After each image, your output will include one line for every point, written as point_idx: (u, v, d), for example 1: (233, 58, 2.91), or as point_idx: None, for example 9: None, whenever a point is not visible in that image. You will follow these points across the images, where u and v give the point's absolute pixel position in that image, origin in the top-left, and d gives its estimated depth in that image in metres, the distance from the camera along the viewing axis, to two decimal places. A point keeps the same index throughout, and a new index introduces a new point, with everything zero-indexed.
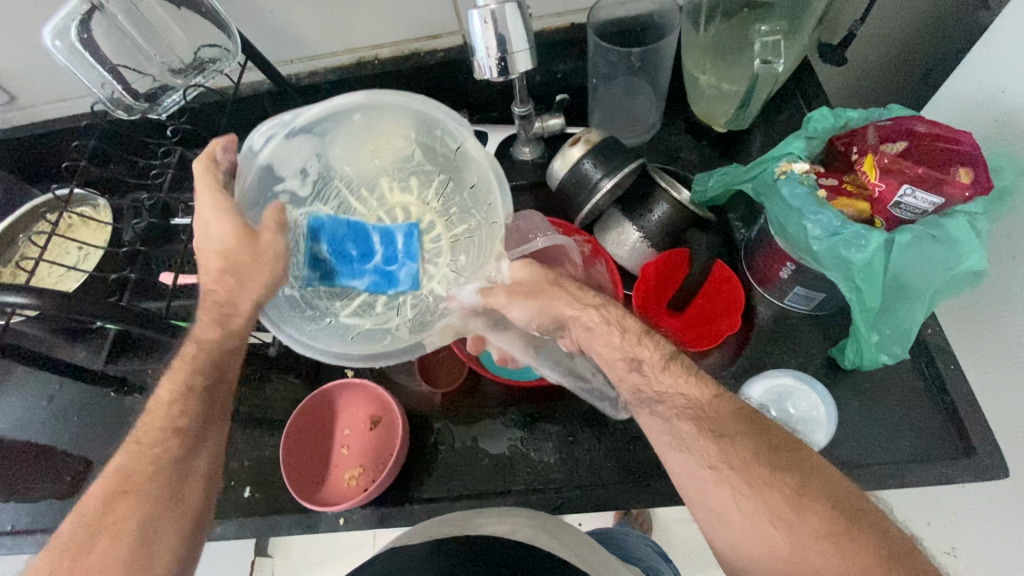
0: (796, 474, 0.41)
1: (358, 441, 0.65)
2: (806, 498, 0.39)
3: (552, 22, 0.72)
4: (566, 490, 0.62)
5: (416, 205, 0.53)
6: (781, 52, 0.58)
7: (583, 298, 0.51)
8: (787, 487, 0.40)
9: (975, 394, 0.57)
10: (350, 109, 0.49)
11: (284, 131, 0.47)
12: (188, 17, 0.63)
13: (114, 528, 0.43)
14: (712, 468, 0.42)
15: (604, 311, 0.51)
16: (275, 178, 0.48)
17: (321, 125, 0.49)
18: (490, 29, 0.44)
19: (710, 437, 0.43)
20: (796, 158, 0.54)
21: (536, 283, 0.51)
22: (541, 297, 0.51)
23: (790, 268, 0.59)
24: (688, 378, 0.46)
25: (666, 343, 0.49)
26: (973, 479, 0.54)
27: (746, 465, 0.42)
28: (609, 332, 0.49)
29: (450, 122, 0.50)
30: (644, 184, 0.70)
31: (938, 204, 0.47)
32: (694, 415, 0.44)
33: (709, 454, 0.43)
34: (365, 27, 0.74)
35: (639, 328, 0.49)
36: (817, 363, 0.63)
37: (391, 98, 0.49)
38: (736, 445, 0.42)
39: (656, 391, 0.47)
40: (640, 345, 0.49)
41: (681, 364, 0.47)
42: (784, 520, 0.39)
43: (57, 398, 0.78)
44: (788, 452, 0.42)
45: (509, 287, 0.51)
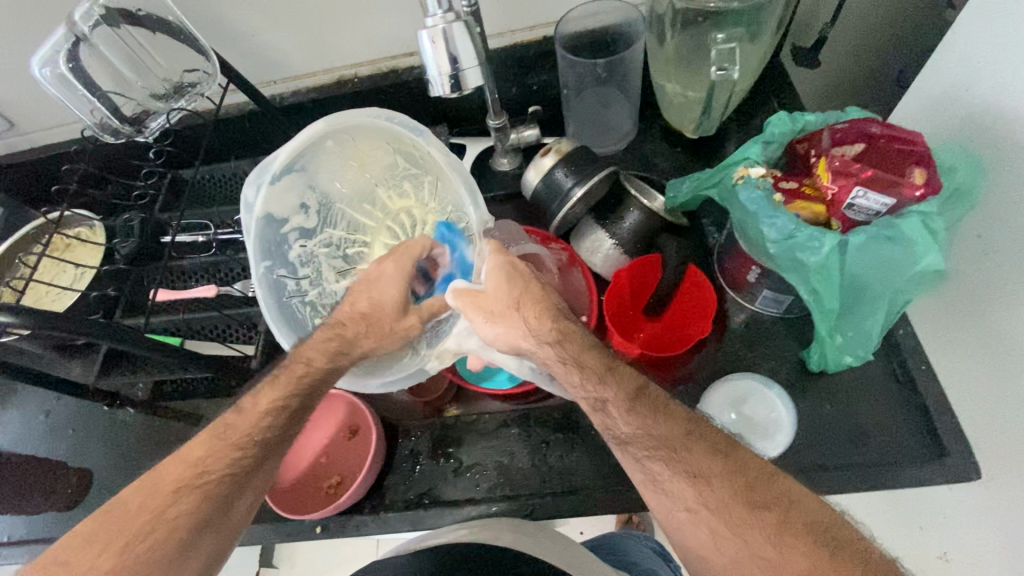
0: (777, 509, 0.41)
1: (337, 450, 0.67)
2: (786, 536, 0.40)
3: (524, 36, 0.74)
4: (539, 495, 0.62)
5: (416, 207, 0.61)
6: (737, 59, 0.59)
7: (540, 325, 0.50)
8: (765, 524, 0.40)
9: (945, 395, 0.58)
10: (322, 138, 0.53)
11: (268, 178, 0.51)
12: (166, 43, 0.66)
13: (160, 482, 0.46)
14: (689, 510, 0.43)
15: (560, 348, 0.49)
16: (275, 221, 0.53)
17: (298, 160, 0.53)
18: (440, 48, 0.46)
19: (685, 480, 0.43)
20: (753, 163, 0.55)
21: (500, 302, 0.51)
22: (501, 320, 0.51)
23: (757, 272, 0.60)
24: (656, 420, 0.46)
25: (629, 381, 0.48)
26: (942, 481, 0.54)
27: (722, 503, 0.42)
28: (566, 371, 0.49)
29: (409, 132, 0.53)
30: (615, 192, 0.71)
31: (890, 204, 0.48)
32: (664, 457, 0.44)
33: (687, 497, 0.43)
34: (343, 46, 0.77)
35: (600, 366, 0.48)
36: (789, 367, 0.63)
37: (351, 118, 0.52)
38: (714, 488, 0.42)
39: (627, 433, 0.46)
40: (602, 385, 0.47)
41: (646, 404, 0.46)
42: (766, 561, 0.40)
43: (54, 412, 0.80)
44: (764, 486, 0.42)
45: (478, 300, 0.51)
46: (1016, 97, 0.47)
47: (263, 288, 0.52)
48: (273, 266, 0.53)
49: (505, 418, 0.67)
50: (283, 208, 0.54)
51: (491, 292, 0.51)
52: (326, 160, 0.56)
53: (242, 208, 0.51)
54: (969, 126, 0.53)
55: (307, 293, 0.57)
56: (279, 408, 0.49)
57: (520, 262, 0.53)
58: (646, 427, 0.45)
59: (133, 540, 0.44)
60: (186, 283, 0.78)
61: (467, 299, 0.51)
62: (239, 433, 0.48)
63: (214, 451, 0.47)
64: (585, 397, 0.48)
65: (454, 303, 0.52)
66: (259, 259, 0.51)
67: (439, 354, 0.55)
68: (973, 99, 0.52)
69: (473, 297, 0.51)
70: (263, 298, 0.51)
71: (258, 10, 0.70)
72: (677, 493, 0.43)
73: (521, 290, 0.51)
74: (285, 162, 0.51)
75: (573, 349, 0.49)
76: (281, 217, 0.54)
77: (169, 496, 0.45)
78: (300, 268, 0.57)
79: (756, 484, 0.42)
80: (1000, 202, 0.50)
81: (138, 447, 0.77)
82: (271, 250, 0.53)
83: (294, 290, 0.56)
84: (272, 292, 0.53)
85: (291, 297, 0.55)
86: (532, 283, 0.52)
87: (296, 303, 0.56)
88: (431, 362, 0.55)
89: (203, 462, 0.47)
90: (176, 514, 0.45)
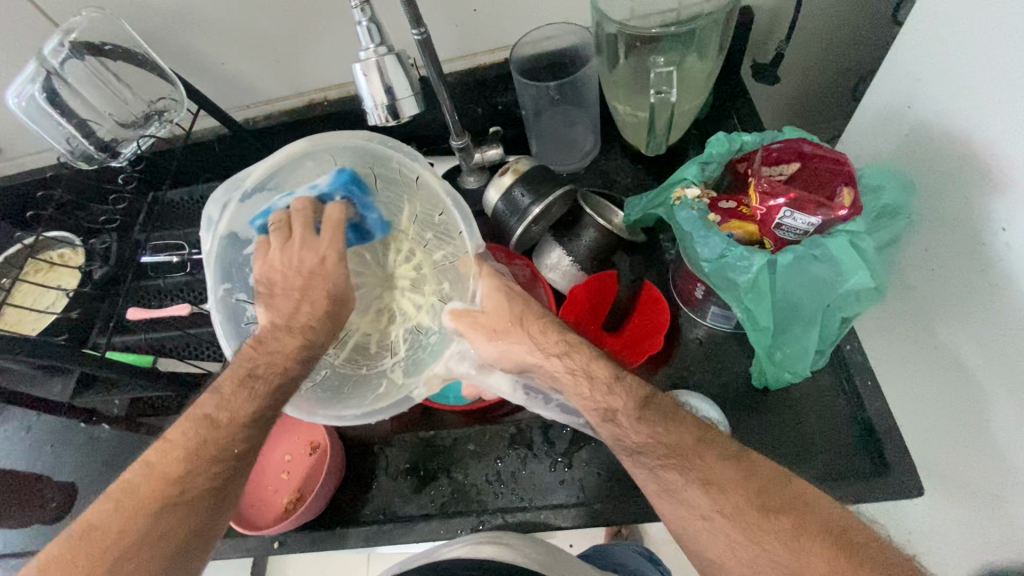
0: (793, 514, 0.42)
1: (299, 467, 0.68)
2: (804, 539, 0.40)
3: (483, 59, 0.76)
4: (492, 512, 0.63)
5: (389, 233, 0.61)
6: (674, 82, 0.60)
7: (547, 340, 0.51)
8: (783, 529, 0.41)
9: (890, 411, 0.58)
10: (300, 158, 0.54)
11: (238, 196, 0.53)
12: (138, 73, 0.70)
13: (141, 498, 0.46)
14: (705, 518, 0.43)
15: (568, 359, 0.51)
16: (240, 242, 0.54)
17: (273, 180, 0.54)
18: (374, 80, 0.48)
19: (699, 488, 0.44)
20: (689, 183, 0.56)
21: (501, 320, 0.52)
22: (503, 337, 0.52)
23: (702, 289, 0.62)
24: (668, 427, 0.46)
25: (639, 387, 0.48)
26: (882, 497, 0.55)
27: (739, 510, 0.43)
28: (575, 382, 0.50)
29: (402, 156, 0.55)
30: (573, 211, 0.73)
31: (817, 224, 0.48)
32: (677, 466, 0.45)
33: (701, 505, 0.44)
34: (310, 71, 0.79)
35: (608, 375, 0.49)
36: (739, 382, 0.64)
37: (335, 140, 0.54)
38: (727, 491, 0.43)
39: (637, 442, 0.47)
40: (611, 395, 0.48)
41: (656, 411, 0.47)
42: (785, 567, 0.40)
43: (34, 428, 0.82)
44: (781, 490, 0.43)
45: (474, 316, 0.53)
46: (950, 111, 0.48)
47: (218, 308, 0.53)
48: (231, 289, 0.54)
49: (463, 435, 0.68)
50: (249, 229, 0.55)
51: (489, 311, 0.53)
52: (302, 182, 0.57)
53: (205, 224, 0.53)
54: (909, 142, 0.54)
55: None
56: (255, 419, 0.49)
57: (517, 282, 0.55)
58: (657, 435, 0.46)
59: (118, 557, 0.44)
60: (162, 302, 0.79)
61: (467, 321, 0.53)
62: (218, 443, 0.48)
63: (197, 463, 0.47)
64: (593, 407, 0.49)
65: (454, 323, 0.54)
66: (215, 280, 0.52)
67: (427, 381, 0.55)
68: (915, 115, 0.53)
69: (471, 317, 0.53)
70: (217, 321, 0.52)
71: (228, 38, 0.73)
72: (693, 500, 0.44)
73: (522, 308, 0.53)
74: (258, 179, 0.53)
75: (582, 359, 0.50)
76: (247, 238, 0.55)
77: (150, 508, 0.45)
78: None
79: (768, 489, 0.43)
80: (941, 217, 0.51)
81: (116, 463, 0.78)
82: (231, 272, 0.54)
83: (252, 314, 0.56)
84: (227, 315, 0.53)
85: (248, 322, 0.56)
86: (531, 302, 0.54)
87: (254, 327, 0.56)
88: (418, 390, 0.54)
89: (185, 476, 0.47)
90: (166, 529, 0.45)
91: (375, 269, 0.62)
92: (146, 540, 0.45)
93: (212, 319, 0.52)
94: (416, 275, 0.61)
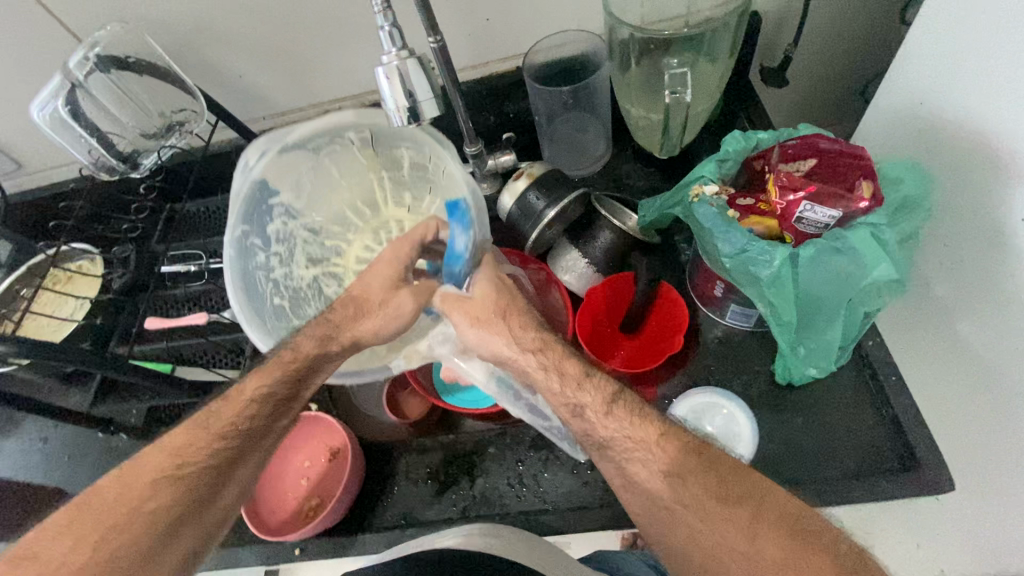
0: (751, 505, 0.42)
1: (318, 473, 0.67)
2: (760, 525, 0.41)
3: (495, 67, 0.77)
4: (516, 515, 0.62)
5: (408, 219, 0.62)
6: (687, 83, 0.61)
7: (526, 335, 0.53)
8: (740, 518, 0.41)
9: (917, 407, 0.58)
10: (345, 127, 0.54)
11: (276, 146, 0.53)
12: (156, 86, 0.70)
13: (142, 471, 0.48)
14: (669, 508, 0.44)
15: (542, 355, 0.52)
16: (266, 191, 0.56)
17: (313, 142, 0.55)
18: (396, 83, 0.48)
19: (661, 479, 0.44)
20: (707, 181, 0.56)
21: (488, 308, 0.53)
22: (484, 325, 0.53)
23: (722, 286, 0.61)
24: (632, 421, 0.47)
25: (606, 386, 0.49)
26: (913, 494, 0.54)
27: (697, 498, 0.43)
28: (548, 378, 0.51)
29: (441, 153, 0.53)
30: (587, 214, 0.73)
31: (838, 217, 0.49)
32: (643, 454, 0.46)
33: (664, 494, 0.44)
34: (326, 83, 0.80)
35: (577, 372, 0.50)
36: (761, 382, 0.63)
37: (382, 118, 0.54)
38: (687, 483, 0.44)
39: (604, 436, 0.48)
40: (580, 390, 0.49)
41: (624, 407, 0.48)
42: (741, 555, 0.41)
43: (51, 439, 0.82)
44: (738, 481, 0.43)
45: (465, 305, 0.53)
46: (965, 104, 0.48)
47: (231, 248, 0.54)
48: (249, 232, 0.56)
49: (483, 437, 0.67)
50: (278, 180, 0.56)
51: (478, 298, 0.53)
52: (337, 151, 0.58)
53: (239, 167, 0.54)
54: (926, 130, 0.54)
55: (274, 270, 0.59)
56: (262, 397, 0.52)
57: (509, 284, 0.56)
58: (624, 428, 0.47)
59: (112, 529, 0.45)
60: (179, 311, 0.80)
61: (452, 303, 0.54)
62: (221, 423, 0.51)
63: (197, 441, 0.50)
64: (564, 403, 0.50)
65: (439, 304, 0.54)
66: (236, 220, 0.54)
67: (407, 354, 0.58)
68: (928, 110, 0.54)
69: (458, 302, 0.54)
70: (228, 259, 0.53)
71: (248, 51, 0.75)
72: (657, 491, 0.45)
73: (508, 302, 0.54)
74: (299, 137, 0.53)
75: (555, 355, 0.52)
76: (275, 188, 0.56)
77: (147, 484, 0.47)
78: (274, 243, 0.59)
79: (729, 480, 0.43)
80: (960, 209, 0.51)
81: None
82: (252, 216, 0.56)
83: (262, 262, 0.58)
84: (238, 256, 0.54)
85: (256, 270, 0.57)
86: (518, 298, 0.55)
87: (260, 275, 0.58)
88: (397, 361, 0.57)
89: (184, 453, 0.49)
90: (155, 506, 0.47)
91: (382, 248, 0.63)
92: (138, 512, 0.46)
93: (223, 256, 0.53)
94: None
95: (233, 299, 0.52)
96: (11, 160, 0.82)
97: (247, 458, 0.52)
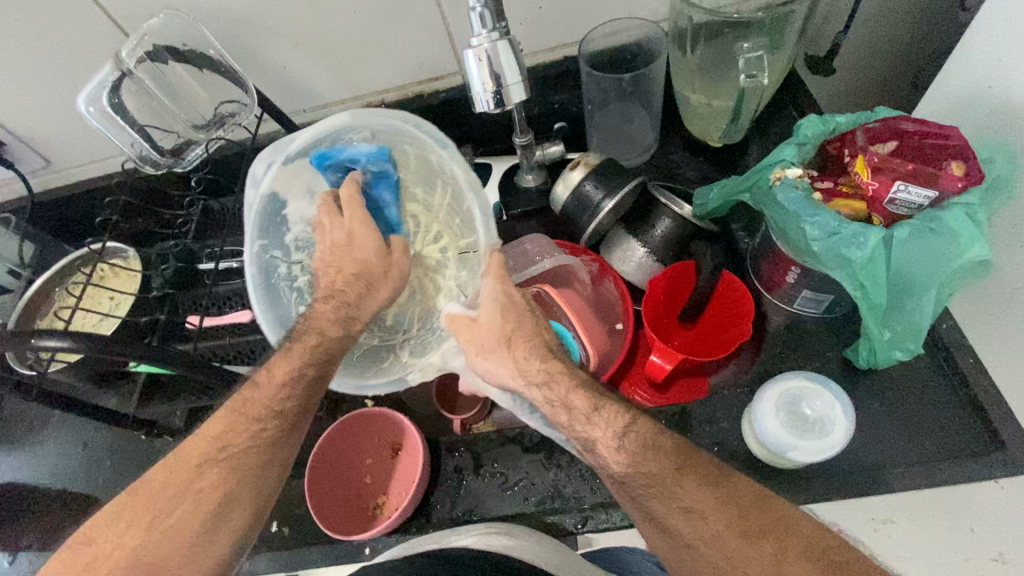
0: (773, 539, 0.42)
1: (381, 468, 0.67)
2: (785, 564, 0.40)
3: (546, 57, 0.75)
4: (592, 508, 0.62)
5: (423, 213, 0.56)
6: (765, 67, 0.63)
7: (530, 368, 0.51)
8: (763, 556, 0.41)
9: (997, 388, 0.58)
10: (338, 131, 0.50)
11: (281, 158, 0.50)
12: (207, 77, 0.68)
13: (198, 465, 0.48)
14: (689, 544, 0.44)
15: (547, 388, 0.51)
16: (281, 203, 0.52)
17: (317, 147, 0.51)
18: (484, 66, 0.48)
19: (678, 515, 0.44)
20: (789, 164, 0.56)
21: (490, 337, 0.52)
22: (489, 355, 0.52)
23: (796, 273, 0.61)
24: (646, 458, 0.46)
25: (617, 418, 0.48)
26: (1000, 475, 0.55)
27: (718, 535, 0.43)
28: (555, 412, 0.50)
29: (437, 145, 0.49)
30: (646, 202, 0.71)
31: (932, 197, 0.49)
32: (656, 496, 0.45)
33: (683, 532, 0.44)
34: (368, 75, 0.76)
35: (585, 407, 0.49)
36: (834, 367, 0.63)
37: (373, 118, 0.49)
38: (707, 519, 0.43)
39: (619, 473, 0.47)
40: (590, 425, 0.48)
41: (637, 437, 0.47)
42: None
43: (91, 443, 0.79)
44: (758, 513, 0.43)
45: (474, 329, 0.52)
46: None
47: (252, 263, 0.50)
48: (267, 246, 0.51)
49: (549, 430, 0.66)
50: (295, 190, 0.52)
51: (487, 319, 0.52)
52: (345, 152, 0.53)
53: (250, 182, 0.51)
54: (987, 122, 0.54)
55: (298, 280, 0.55)
56: (294, 379, 0.50)
57: (516, 292, 0.53)
58: (639, 464, 0.46)
59: (161, 512, 0.48)
60: (221, 310, 0.77)
61: (463, 328, 0.52)
62: (286, 402, 0.51)
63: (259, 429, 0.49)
64: (575, 435, 0.50)
65: (448, 328, 0.53)
66: (253, 234, 0.50)
67: (423, 367, 0.54)
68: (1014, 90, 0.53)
69: (467, 325, 0.52)
70: (250, 277, 0.49)
71: (293, 42, 0.71)
72: (677, 528, 0.44)
73: (514, 324, 0.52)
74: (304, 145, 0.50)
75: (561, 389, 0.50)
76: (287, 199, 0.52)
77: (193, 471, 0.49)
78: (295, 253, 0.54)
79: (749, 513, 0.43)
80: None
81: None
82: (268, 229, 0.51)
83: (284, 273, 0.53)
84: (261, 273, 0.50)
85: (279, 281, 0.53)
86: (526, 318, 0.53)
87: (283, 286, 0.53)
88: (412, 373, 0.53)
89: (226, 438, 0.50)
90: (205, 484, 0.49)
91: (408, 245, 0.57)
92: (185, 493, 0.48)
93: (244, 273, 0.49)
94: (442, 257, 0.56)
95: (261, 314, 0.50)
96: (38, 157, 0.80)
97: (288, 435, 0.52)
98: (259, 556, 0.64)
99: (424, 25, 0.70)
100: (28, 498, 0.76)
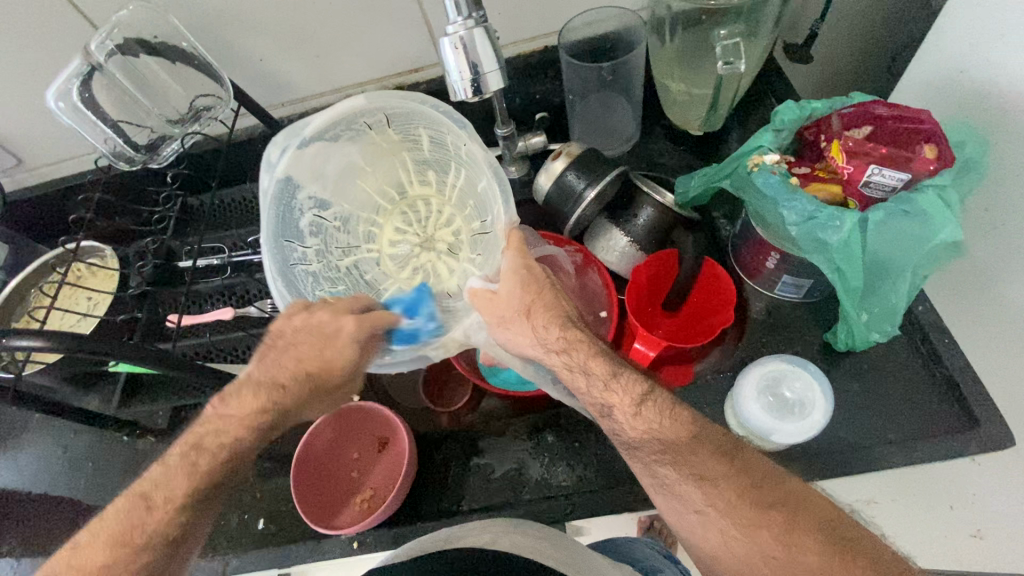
0: (786, 508, 0.42)
1: (367, 463, 0.66)
2: (797, 534, 0.40)
3: (526, 47, 0.74)
4: (577, 494, 0.62)
5: (437, 199, 0.59)
6: (741, 54, 0.62)
7: (549, 336, 0.48)
8: (775, 524, 0.41)
9: (972, 367, 0.59)
10: (353, 112, 0.50)
11: (297, 142, 0.49)
12: (181, 70, 0.66)
13: None
14: (698, 511, 0.44)
15: (567, 356, 0.48)
16: (294, 189, 0.51)
17: (332, 130, 0.51)
18: (462, 55, 0.48)
19: (692, 483, 0.44)
20: (766, 150, 0.57)
21: (512, 307, 0.48)
22: (510, 325, 0.49)
23: (775, 258, 0.62)
24: (661, 423, 0.45)
25: (635, 386, 0.46)
26: (976, 451, 0.56)
27: (731, 504, 0.43)
28: (574, 378, 0.48)
29: (452, 122, 0.49)
30: (628, 190, 0.71)
31: (905, 180, 0.51)
32: (672, 460, 0.44)
33: (694, 499, 0.44)
34: (347, 66, 0.75)
35: (605, 372, 0.47)
36: (814, 350, 0.65)
37: (394, 102, 0.50)
38: (720, 487, 0.43)
39: (633, 437, 0.46)
40: (608, 391, 0.47)
41: (654, 407, 0.46)
42: (777, 560, 0.40)
43: (71, 447, 0.77)
44: (769, 486, 0.43)
45: (497, 299, 0.48)
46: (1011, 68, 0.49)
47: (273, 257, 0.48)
48: (286, 233, 0.51)
49: (535, 422, 0.67)
50: (306, 174, 0.51)
51: (508, 292, 0.48)
52: (360, 136, 0.53)
53: (264, 166, 0.49)
54: (959, 108, 0.55)
55: (311, 264, 0.53)
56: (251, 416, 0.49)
57: (537, 265, 0.50)
58: (654, 431, 0.45)
59: None
60: (200, 308, 0.76)
61: (484, 301, 0.49)
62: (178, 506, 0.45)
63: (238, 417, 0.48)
64: (592, 402, 0.48)
65: (469, 302, 0.50)
66: (270, 220, 0.48)
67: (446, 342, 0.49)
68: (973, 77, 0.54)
69: (489, 299, 0.48)
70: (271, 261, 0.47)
71: (270, 34, 0.70)
72: (690, 494, 0.44)
73: (535, 295, 0.49)
74: (319, 127, 0.49)
75: (580, 355, 0.48)
76: (301, 184, 0.51)
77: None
78: (308, 237, 0.54)
79: (762, 484, 0.43)
80: (1002, 174, 0.51)
81: None
82: (282, 218, 0.50)
83: (299, 257, 0.52)
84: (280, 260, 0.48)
85: (295, 265, 0.51)
86: (546, 292, 0.49)
87: (300, 270, 0.52)
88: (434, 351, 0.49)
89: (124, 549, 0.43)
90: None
91: (418, 229, 0.59)
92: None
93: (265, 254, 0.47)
94: (455, 240, 0.58)
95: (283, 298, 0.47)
96: (8, 156, 0.78)
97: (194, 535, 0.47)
98: (245, 553, 0.63)
99: (402, 15, 0.69)
100: (7, 504, 0.74)
